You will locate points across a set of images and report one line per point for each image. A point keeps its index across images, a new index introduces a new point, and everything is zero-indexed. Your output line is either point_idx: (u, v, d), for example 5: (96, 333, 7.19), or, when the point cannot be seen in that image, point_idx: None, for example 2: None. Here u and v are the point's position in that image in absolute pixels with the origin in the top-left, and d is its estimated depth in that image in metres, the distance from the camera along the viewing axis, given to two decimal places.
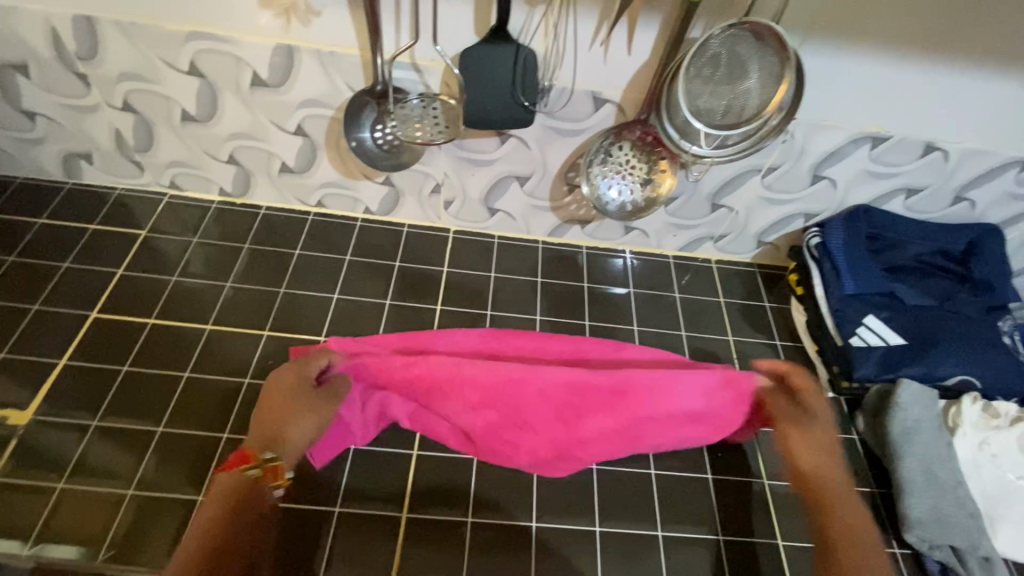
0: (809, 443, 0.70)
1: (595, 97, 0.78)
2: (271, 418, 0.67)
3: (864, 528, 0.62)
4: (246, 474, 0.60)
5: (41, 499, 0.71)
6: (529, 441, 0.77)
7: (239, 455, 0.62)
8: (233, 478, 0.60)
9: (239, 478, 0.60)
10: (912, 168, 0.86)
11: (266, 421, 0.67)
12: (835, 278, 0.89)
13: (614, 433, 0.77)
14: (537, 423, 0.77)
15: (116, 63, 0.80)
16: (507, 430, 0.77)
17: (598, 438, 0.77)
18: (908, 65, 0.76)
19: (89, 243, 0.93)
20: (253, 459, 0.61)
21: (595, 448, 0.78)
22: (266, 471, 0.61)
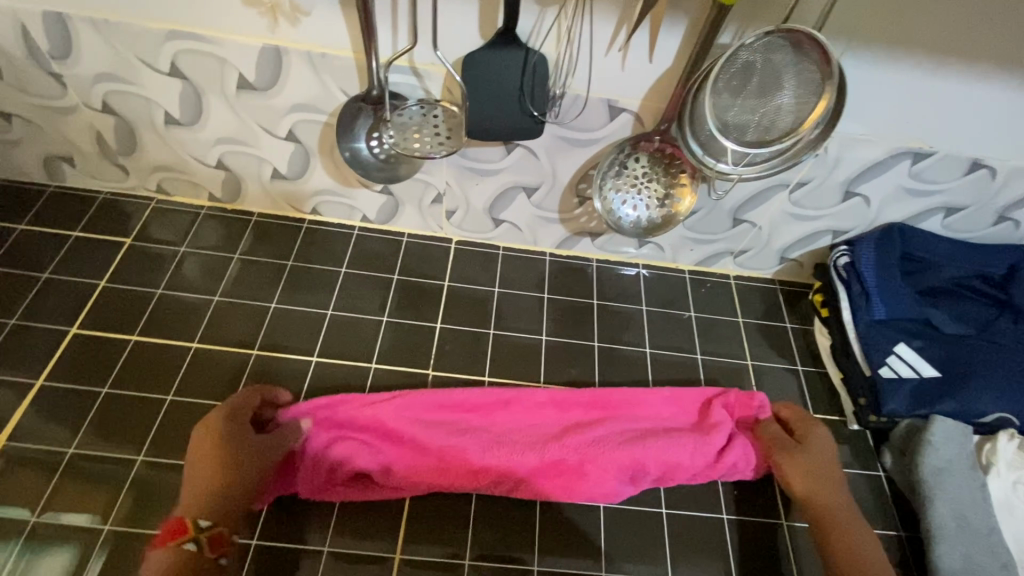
0: (803, 469, 0.71)
1: (610, 105, 0.71)
2: (199, 485, 0.62)
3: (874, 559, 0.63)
4: (182, 549, 0.57)
5: (13, 532, 0.67)
6: (532, 460, 0.74)
7: (173, 527, 0.58)
8: (171, 553, 0.57)
9: (175, 553, 0.57)
10: (954, 186, 0.79)
11: (195, 484, 0.62)
12: (864, 302, 0.83)
13: (617, 450, 0.75)
14: (533, 444, 0.75)
15: (92, 63, 0.74)
16: (504, 457, 0.74)
17: (604, 455, 0.75)
18: (961, 77, 0.68)
19: (71, 252, 0.88)
20: (190, 529, 0.58)
21: (604, 463, 0.74)
22: (206, 542, 0.58)
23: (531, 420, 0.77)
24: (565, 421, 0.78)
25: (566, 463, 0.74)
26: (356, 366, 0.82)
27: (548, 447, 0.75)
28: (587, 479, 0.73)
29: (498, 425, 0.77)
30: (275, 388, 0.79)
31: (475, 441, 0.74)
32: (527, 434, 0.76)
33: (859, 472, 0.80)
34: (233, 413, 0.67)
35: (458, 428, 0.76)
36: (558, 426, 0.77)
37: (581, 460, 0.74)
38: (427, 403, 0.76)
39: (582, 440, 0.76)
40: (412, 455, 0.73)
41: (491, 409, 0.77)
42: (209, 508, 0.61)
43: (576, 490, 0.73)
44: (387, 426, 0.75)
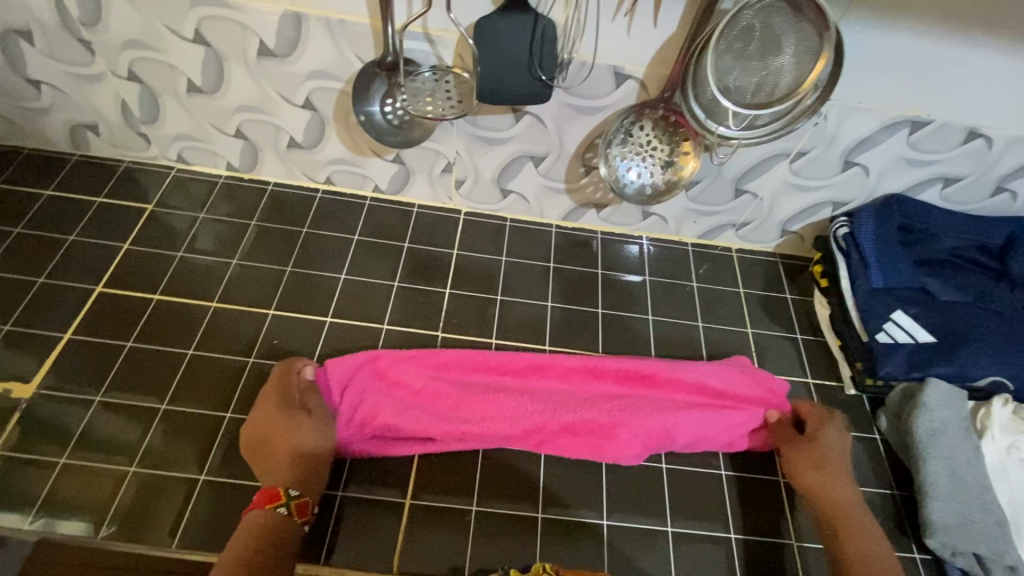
0: (806, 454, 0.74)
1: (616, 72, 0.74)
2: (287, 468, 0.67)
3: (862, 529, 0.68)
4: (275, 512, 0.62)
5: (44, 473, 0.70)
6: (547, 423, 0.77)
7: (299, 503, 0.64)
8: (267, 514, 0.62)
9: (270, 516, 0.62)
10: (951, 155, 0.81)
11: (278, 464, 0.67)
12: (862, 271, 0.85)
13: (646, 417, 0.77)
14: (562, 406, 0.78)
15: (120, 30, 0.78)
16: (523, 419, 0.76)
17: (632, 421, 0.77)
18: (957, 44, 0.70)
19: (96, 216, 0.92)
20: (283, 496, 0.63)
21: (614, 429, 0.77)
22: (295, 508, 0.64)
23: (558, 383, 0.80)
24: (594, 384, 0.81)
25: (581, 424, 0.77)
26: (368, 328, 0.85)
27: (576, 410, 0.78)
28: (616, 439, 0.76)
29: (529, 388, 0.79)
30: (291, 347, 0.82)
31: (505, 402, 0.77)
32: (544, 397, 0.79)
33: (855, 435, 0.83)
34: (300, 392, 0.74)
35: (489, 389, 0.79)
36: (586, 390, 0.80)
37: (610, 421, 0.77)
38: (459, 365, 0.80)
39: (612, 403, 0.79)
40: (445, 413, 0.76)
41: (521, 372, 0.80)
42: (298, 482, 0.66)
43: (588, 452, 0.76)
44: (422, 387, 0.78)
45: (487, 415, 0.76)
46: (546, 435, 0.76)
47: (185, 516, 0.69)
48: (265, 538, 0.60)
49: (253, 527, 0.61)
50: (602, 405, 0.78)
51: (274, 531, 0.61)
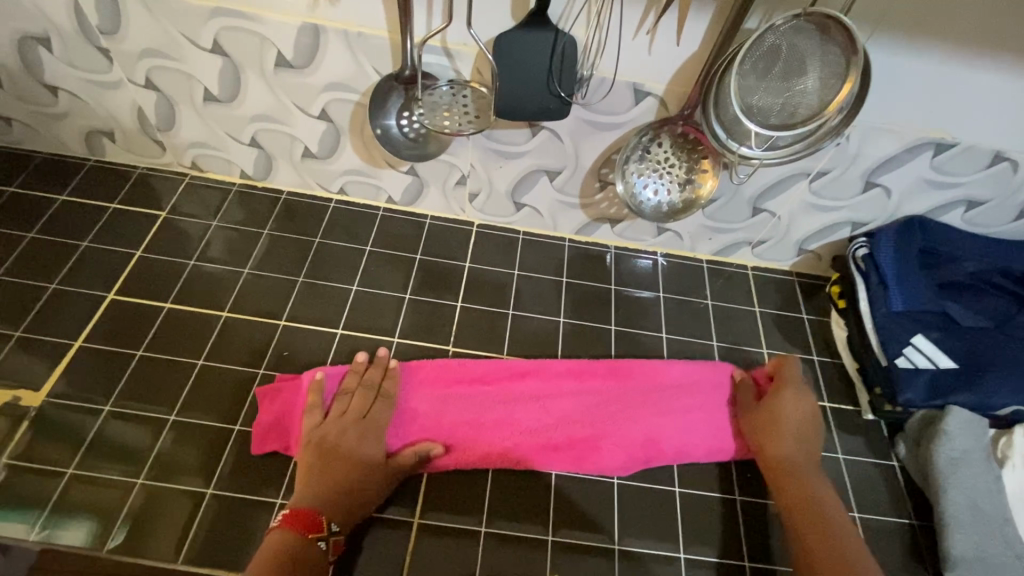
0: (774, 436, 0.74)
1: (636, 89, 0.73)
2: (342, 490, 0.66)
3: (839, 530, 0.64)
4: (314, 545, 0.61)
5: (51, 482, 0.70)
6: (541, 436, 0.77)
7: (336, 537, 0.63)
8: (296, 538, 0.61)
9: (307, 547, 0.61)
10: (976, 179, 0.80)
11: (324, 481, 0.66)
12: (882, 293, 0.84)
13: (636, 425, 0.79)
14: (542, 424, 0.78)
15: (138, 39, 0.78)
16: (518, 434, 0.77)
17: (618, 432, 0.78)
18: (985, 66, 0.69)
19: (109, 222, 0.92)
20: (324, 528, 0.62)
21: (613, 443, 0.77)
22: (332, 545, 0.63)
23: (553, 397, 0.80)
24: (584, 393, 0.81)
25: (578, 438, 0.77)
26: (378, 341, 0.84)
27: (557, 428, 0.78)
28: (600, 451, 0.76)
29: (513, 403, 0.79)
30: (300, 358, 0.82)
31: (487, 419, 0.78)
32: (540, 411, 0.79)
33: (873, 461, 0.81)
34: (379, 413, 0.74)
35: (472, 403, 0.79)
36: (574, 402, 0.80)
37: (595, 438, 0.77)
38: (444, 376, 0.80)
39: (598, 416, 0.79)
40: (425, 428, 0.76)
41: (507, 386, 0.80)
42: (344, 515, 0.65)
43: (589, 463, 0.75)
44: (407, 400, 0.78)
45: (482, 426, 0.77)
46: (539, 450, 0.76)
47: (191, 532, 0.68)
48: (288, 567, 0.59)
49: (285, 546, 0.60)
50: (587, 421, 0.79)
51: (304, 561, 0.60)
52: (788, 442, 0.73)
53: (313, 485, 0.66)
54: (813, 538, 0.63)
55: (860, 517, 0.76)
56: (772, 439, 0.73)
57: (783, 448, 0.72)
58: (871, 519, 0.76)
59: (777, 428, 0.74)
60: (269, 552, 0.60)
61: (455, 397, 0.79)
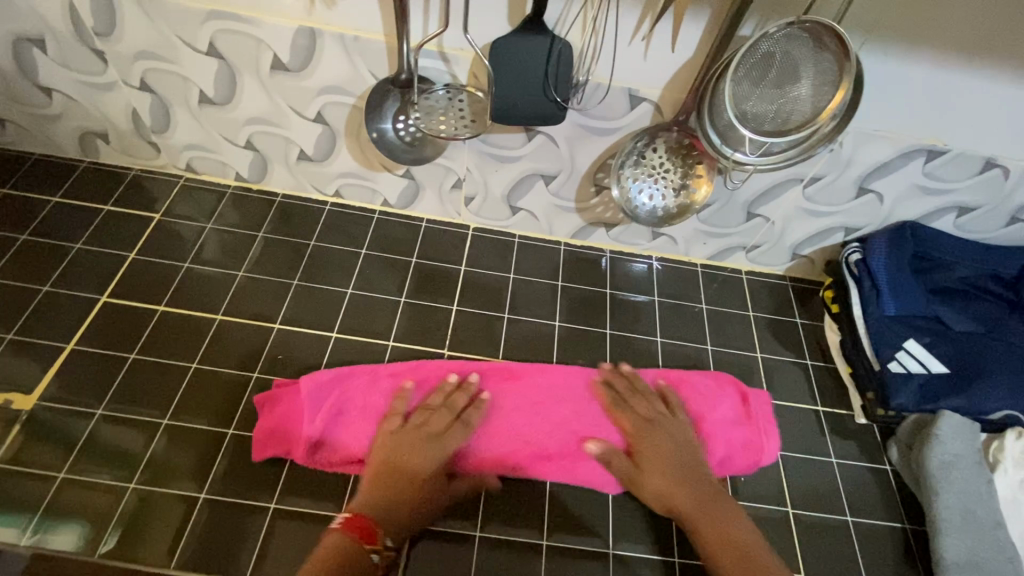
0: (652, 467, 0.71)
1: (631, 95, 0.74)
2: (403, 504, 0.65)
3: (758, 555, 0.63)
4: (370, 557, 0.60)
5: (41, 487, 0.69)
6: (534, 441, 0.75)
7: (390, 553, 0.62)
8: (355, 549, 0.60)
9: (362, 557, 0.60)
10: (968, 185, 0.81)
11: (393, 491, 0.66)
12: (874, 298, 0.84)
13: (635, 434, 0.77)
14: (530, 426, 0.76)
15: (133, 41, 0.78)
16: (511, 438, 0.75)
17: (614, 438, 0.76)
18: (977, 73, 0.69)
19: (103, 224, 0.91)
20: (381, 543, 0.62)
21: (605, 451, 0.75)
22: (384, 560, 0.61)
23: (550, 399, 0.78)
24: (581, 396, 0.79)
25: (570, 445, 0.75)
26: (373, 344, 0.84)
27: (544, 430, 0.76)
28: (590, 461, 0.74)
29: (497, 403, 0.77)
30: (296, 362, 0.81)
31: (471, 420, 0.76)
32: (535, 413, 0.77)
33: (865, 465, 0.81)
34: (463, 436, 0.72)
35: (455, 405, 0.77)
36: (572, 406, 0.78)
37: (587, 441, 0.75)
38: (426, 379, 0.79)
39: (593, 420, 0.77)
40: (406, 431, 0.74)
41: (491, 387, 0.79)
42: (400, 531, 0.64)
43: (579, 472, 0.74)
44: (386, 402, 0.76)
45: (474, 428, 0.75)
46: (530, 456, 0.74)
47: (183, 537, 0.67)
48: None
49: (343, 557, 0.59)
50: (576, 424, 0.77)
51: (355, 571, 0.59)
52: (681, 486, 0.69)
53: (383, 495, 0.66)
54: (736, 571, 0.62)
55: (853, 521, 0.76)
56: (656, 484, 0.70)
57: (679, 498, 0.68)
58: (863, 523, 0.76)
59: (646, 465, 0.71)
60: (327, 554, 0.59)
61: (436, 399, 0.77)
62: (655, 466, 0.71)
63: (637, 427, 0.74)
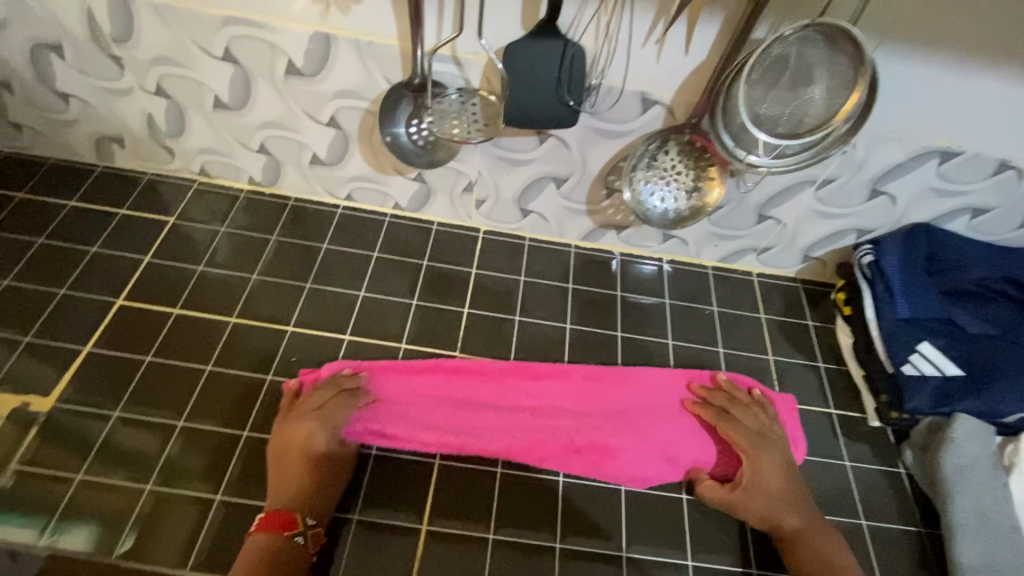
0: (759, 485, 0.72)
1: (643, 98, 0.74)
2: (288, 487, 0.68)
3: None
4: (291, 541, 0.63)
5: (60, 488, 0.70)
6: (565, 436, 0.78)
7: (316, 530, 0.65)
8: (276, 542, 0.63)
9: (285, 543, 0.63)
10: (982, 187, 0.80)
11: (286, 481, 0.68)
12: (888, 301, 0.84)
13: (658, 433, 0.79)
14: (544, 423, 0.79)
15: (150, 47, 0.79)
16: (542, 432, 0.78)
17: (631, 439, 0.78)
18: (992, 74, 0.69)
19: (118, 228, 0.92)
20: (300, 525, 0.64)
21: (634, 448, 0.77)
22: (311, 538, 0.64)
23: (578, 398, 0.82)
24: (609, 394, 0.82)
25: (599, 441, 0.78)
26: (385, 347, 0.84)
27: (559, 427, 0.79)
28: (618, 458, 0.76)
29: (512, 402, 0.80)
30: (309, 365, 0.82)
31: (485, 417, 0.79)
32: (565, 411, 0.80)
33: (880, 468, 0.81)
34: (315, 424, 0.72)
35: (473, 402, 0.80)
36: (598, 404, 0.81)
37: (604, 438, 0.78)
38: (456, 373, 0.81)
39: (620, 417, 0.80)
40: (423, 422, 0.77)
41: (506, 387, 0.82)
42: (315, 509, 0.67)
43: (606, 468, 0.76)
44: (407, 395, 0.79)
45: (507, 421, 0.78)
46: (558, 451, 0.76)
47: (199, 538, 0.68)
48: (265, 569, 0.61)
49: (263, 552, 0.62)
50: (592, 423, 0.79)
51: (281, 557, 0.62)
52: (795, 509, 0.71)
53: (281, 489, 0.68)
54: None
55: (867, 524, 0.76)
56: (761, 504, 0.71)
57: (791, 517, 0.70)
58: (878, 526, 0.76)
59: (756, 482, 0.72)
60: (250, 555, 0.62)
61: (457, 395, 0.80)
62: (765, 485, 0.72)
63: (750, 445, 0.75)
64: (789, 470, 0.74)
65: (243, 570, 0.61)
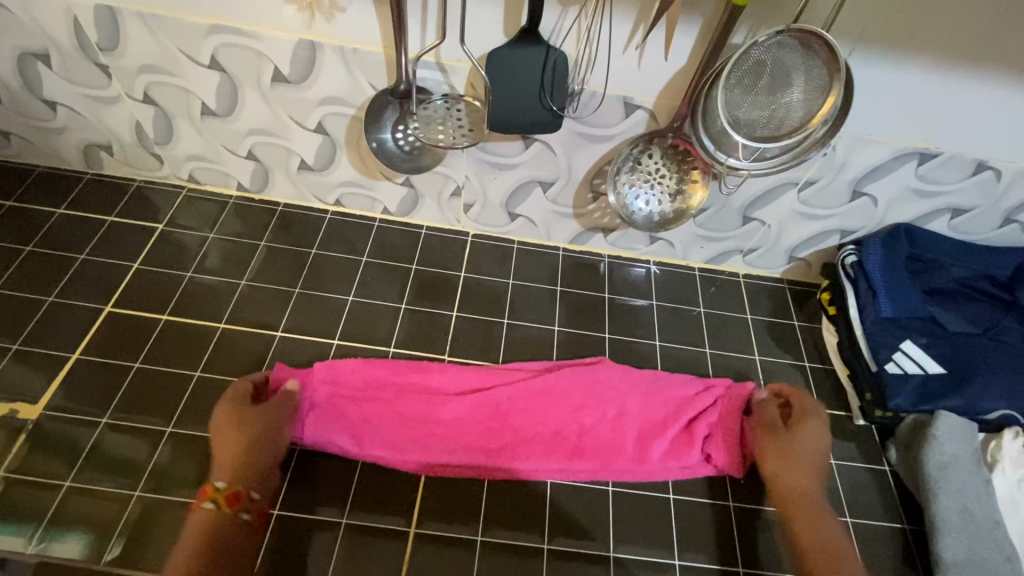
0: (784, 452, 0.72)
1: (626, 102, 0.75)
2: (225, 459, 0.67)
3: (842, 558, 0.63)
4: (238, 517, 0.64)
5: (47, 495, 0.70)
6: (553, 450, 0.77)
7: (232, 493, 0.65)
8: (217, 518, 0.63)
9: (227, 518, 0.64)
10: (960, 187, 0.81)
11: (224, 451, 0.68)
12: (870, 300, 0.85)
13: (670, 389, 0.83)
14: (528, 442, 0.78)
15: (137, 55, 0.79)
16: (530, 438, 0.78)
17: (609, 423, 0.80)
18: (966, 77, 0.71)
19: (107, 235, 0.92)
20: (243, 499, 0.65)
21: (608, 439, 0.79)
22: (256, 513, 0.66)
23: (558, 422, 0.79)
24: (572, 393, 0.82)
25: (586, 447, 0.78)
26: (374, 351, 0.85)
27: (543, 445, 0.78)
28: (607, 456, 0.77)
29: (488, 393, 0.80)
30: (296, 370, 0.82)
31: (461, 431, 0.78)
32: (546, 431, 0.79)
33: (865, 466, 0.82)
34: (236, 406, 0.71)
35: (449, 398, 0.80)
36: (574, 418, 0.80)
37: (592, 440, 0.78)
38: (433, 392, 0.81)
39: (589, 416, 0.80)
40: (403, 442, 0.76)
41: (487, 370, 0.83)
42: (230, 471, 0.67)
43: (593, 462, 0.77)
44: (371, 412, 0.77)
45: (488, 437, 0.78)
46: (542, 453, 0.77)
47: None
48: (213, 543, 0.61)
49: (204, 526, 0.62)
50: (570, 415, 0.80)
51: (224, 532, 0.63)
52: (814, 475, 0.70)
53: (223, 460, 0.67)
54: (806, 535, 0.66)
55: (852, 522, 0.77)
56: (781, 459, 0.71)
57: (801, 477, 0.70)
58: (863, 523, 0.77)
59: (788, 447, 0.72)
60: (194, 531, 0.62)
61: (431, 388, 0.81)
62: (806, 439, 0.72)
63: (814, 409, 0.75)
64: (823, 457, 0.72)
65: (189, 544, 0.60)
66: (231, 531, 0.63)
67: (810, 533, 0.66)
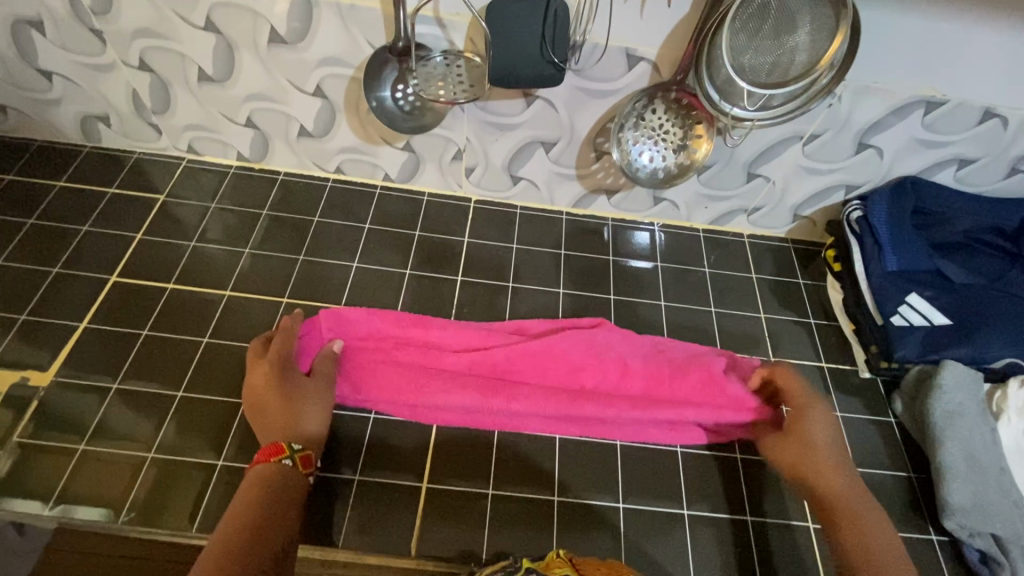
0: (796, 448, 0.69)
1: (628, 55, 0.74)
2: (278, 423, 0.68)
3: (886, 547, 0.59)
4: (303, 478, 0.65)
5: (63, 459, 0.71)
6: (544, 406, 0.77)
7: (303, 458, 0.65)
8: (269, 469, 0.63)
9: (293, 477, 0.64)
10: (967, 136, 0.81)
11: (279, 414, 0.68)
12: (877, 254, 0.85)
13: (670, 355, 0.82)
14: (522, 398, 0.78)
15: (131, 18, 0.78)
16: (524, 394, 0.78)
17: (609, 384, 0.80)
18: (970, 20, 0.70)
19: (108, 207, 0.92)
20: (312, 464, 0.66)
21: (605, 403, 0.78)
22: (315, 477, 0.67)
23: (555, 380, 0.79)
24: (574, 354, 0.81)
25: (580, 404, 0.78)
26: None
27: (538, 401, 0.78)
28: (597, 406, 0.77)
29: (487, 351, 0.80)
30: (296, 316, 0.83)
31: (456, 385, 0.78)
32: (541, 386, 0.79)
33: (870, 418, 0.82)
34: (279, 371, 0.72)
35: (447, 354, 0.80)
36: (571, 377, 0.80)
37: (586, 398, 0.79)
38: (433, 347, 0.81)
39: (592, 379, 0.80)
40: (396, 394, 0.76)
41: (489, 331, 0.83)
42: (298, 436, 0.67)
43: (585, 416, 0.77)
44: (369, 361, 0.78)
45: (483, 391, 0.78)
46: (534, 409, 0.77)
47: (204, 503, 0.69)
48: (276, 496, 0.61)
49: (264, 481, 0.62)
50: (567, 373, 0.80)
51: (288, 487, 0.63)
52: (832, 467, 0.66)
53: (279, 423, 0.68)
54: (846, 530, 0.61)
55: (858, 471, 0.77)
56: (793, 451, 0.69)
57: (820, 472, 0.66)
58: (870, 473, 0.77)
59: (797, 438, 0.69)
60: (255, 487, 0.61)
61: (430, 343, 0.81)
62: (805, 436, 0.69)
63: (803, 393, 0.72)
64: (840, 440, 0.69)
65: (252, 497, 0.60)
66: (287, 482, 0.63)
67: (854, 533, 0.61)
